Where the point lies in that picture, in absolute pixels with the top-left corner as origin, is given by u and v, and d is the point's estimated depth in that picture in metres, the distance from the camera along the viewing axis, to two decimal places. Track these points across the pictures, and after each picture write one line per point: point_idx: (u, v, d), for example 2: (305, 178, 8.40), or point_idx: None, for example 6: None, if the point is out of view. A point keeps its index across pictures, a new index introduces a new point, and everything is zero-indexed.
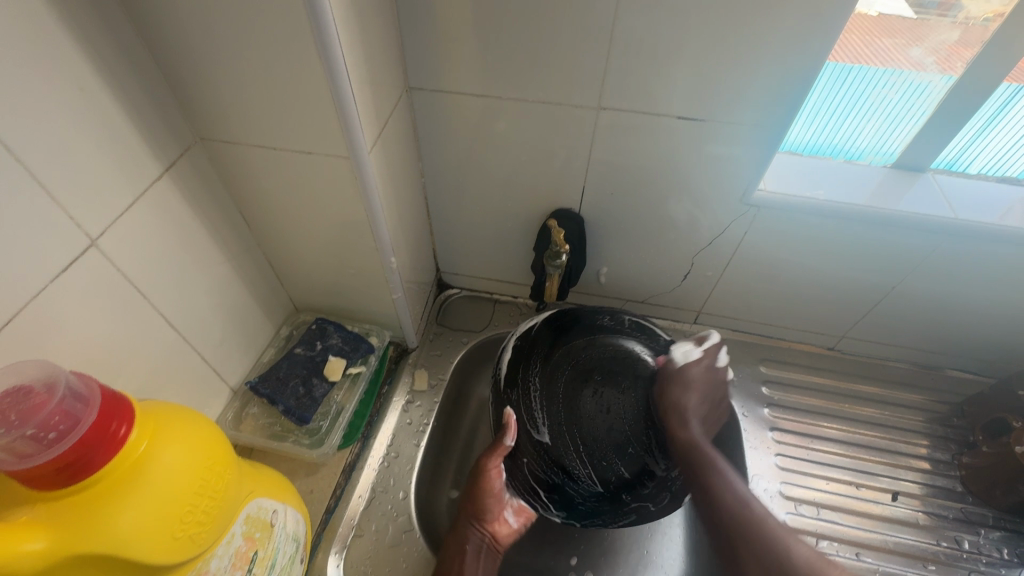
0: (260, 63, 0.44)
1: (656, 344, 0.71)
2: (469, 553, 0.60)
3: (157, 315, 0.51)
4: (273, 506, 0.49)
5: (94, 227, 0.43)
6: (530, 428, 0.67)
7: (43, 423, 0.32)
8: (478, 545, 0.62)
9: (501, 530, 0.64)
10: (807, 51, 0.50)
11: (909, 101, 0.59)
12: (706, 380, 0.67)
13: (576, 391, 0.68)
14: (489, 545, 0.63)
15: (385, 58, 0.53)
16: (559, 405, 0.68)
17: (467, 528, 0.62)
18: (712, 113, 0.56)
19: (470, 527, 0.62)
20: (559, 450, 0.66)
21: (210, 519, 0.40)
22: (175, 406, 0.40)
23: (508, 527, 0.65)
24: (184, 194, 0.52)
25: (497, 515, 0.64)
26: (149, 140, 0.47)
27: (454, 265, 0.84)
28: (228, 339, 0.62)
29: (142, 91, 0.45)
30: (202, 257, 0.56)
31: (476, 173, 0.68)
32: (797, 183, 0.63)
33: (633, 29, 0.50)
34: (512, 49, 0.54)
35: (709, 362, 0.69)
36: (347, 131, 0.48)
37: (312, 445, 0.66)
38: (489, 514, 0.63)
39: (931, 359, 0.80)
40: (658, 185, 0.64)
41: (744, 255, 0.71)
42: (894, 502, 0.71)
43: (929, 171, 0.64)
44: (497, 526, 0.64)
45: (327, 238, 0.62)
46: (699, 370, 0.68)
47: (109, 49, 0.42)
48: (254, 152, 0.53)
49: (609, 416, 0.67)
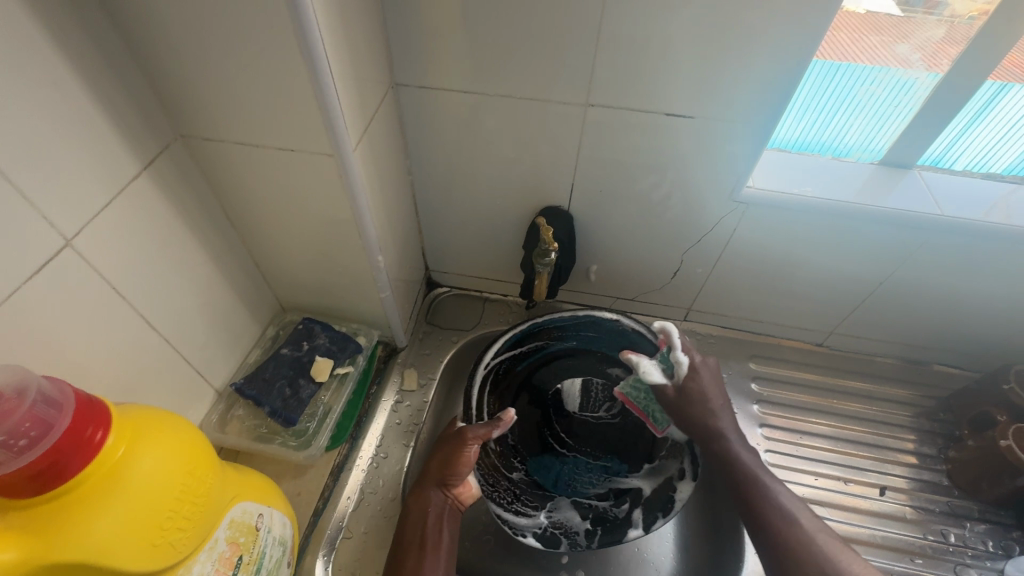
0: (239, 58, 0.43)
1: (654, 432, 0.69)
2: (432, 517, 0.58)
3: (137, 315, 0.50)
4: (257, 510, 0.48)
5: (69, 227, 0.42)
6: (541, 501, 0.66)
7: (12, 429, 0.30)
8: (440, 509, 0.59)
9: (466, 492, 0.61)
10: (796, 47, 0.49)
11: (896, 97, 0.59)
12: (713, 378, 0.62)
13: (607, 466, 0.69)
14: (453, 505, 0.60)
15: (370, 54, 0.52)
16: (571, 462, 0.69)
17: (432, 496, 0.60)
18: (700, 110, 0.56)
19: (434, 494, 0.60)
20: (501, 492, 0.65)
21: (192, 525, 0.39)
22: (157, 409, 0.39)
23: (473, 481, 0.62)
24: (164, 192, 0.51)
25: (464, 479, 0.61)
26: (126, 136, 0.46)
27: (443, 263, 0.83)
28: (212, 340, 0.61)
29: (117, 87, 0.44)
30: (183, 257, 0.55)
31: (465, 170, 0.67)
32: (785, 180, 0.63)
33: (621, 26, 0.50)
34: (499, 45, 0.54)
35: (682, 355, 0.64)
36: (331, 129, 0.47)
37: (299, 446, 0.65)
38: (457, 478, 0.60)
39: (917, 354, 0.81)
40: (646, 181, 0.64)
41: (733, 251, 0.70)
42: (882, 496, 0.71)
43: (915, 168, 0.65)
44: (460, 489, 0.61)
45: (312, 237, 0.61)
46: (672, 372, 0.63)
47: (82, 42, 0.40)
48: (236, 149, 0.52)
49: (595, 434, 0.71)
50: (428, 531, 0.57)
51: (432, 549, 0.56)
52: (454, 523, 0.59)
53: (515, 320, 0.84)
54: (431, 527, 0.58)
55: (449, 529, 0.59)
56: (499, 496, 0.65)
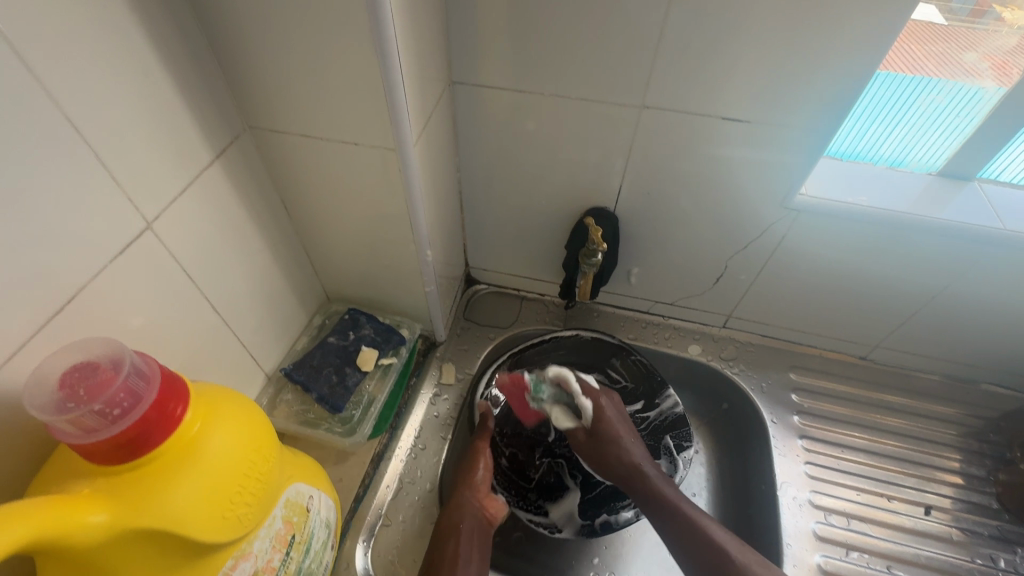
0: (311, 52, 0.45)
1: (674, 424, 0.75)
2: (463, 529, 0.62)
3: (202, 298, 0.52)
4: (309, 492, 0.50)
5: (150, 211, 0.44)
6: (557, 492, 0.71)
7: (109, 399, 0.32)
8: (472, 522, 0.63)
9: (493, 507, 0.65)
10: (863, 54, 0.49)
11: (960, 108, 0.57)
12: (618, 412, 0.69)
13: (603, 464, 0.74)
14: (482, 519, 0.64)
15: (433, 50, 0.53)
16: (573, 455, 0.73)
17: (464, 508, 0.63)
18: (758, 115, 0.55)
19: (466, 505, 0.63)
20: (527, 499, 0.71)
21: (256, 501, 0.40)
22: (226, 388, 0.41)
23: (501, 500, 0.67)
24: (231, 180, 0.53)
25: (485, 490, 0.66)
26: (202, 126, 0.48)
27: (483, 260, 0.84)
28: (265, 326, 0.63)
29: (197, 78, 0.46)
30: (244, 243, 0.56)
31: (513, 168, 0.68)
32: (840, 188, 0.62)
33: (684, 28, 0.50)
34: (558, 45, 0.54)
35: (592, 392, 0.69)
36: (395, 124, 0.49)
37: (345, 433, 0.65)
38: (482, 488, 0.65)
39: (966, 372, 0.78)
40: (696, 185, 0.64)
41: (781, 258, 0.69)
42: (926, 516, 0.70)
43: (974, 180, 0.63)
44: (486, 502, 0.65)
45: (364, 230, 0.62)
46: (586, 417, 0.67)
47: (169, 35, 0.42)
48: (300, 141, 0.53)
49: None
50: (461, 545, 0.60)
51: (465, 562, 0.60)
52: (483, 538, 0.63)
53: (552, 320, 0.85)
54: (463, 538, 0.61)
55: (478, 541, 0.62)
56: (525, 502, 0.70)
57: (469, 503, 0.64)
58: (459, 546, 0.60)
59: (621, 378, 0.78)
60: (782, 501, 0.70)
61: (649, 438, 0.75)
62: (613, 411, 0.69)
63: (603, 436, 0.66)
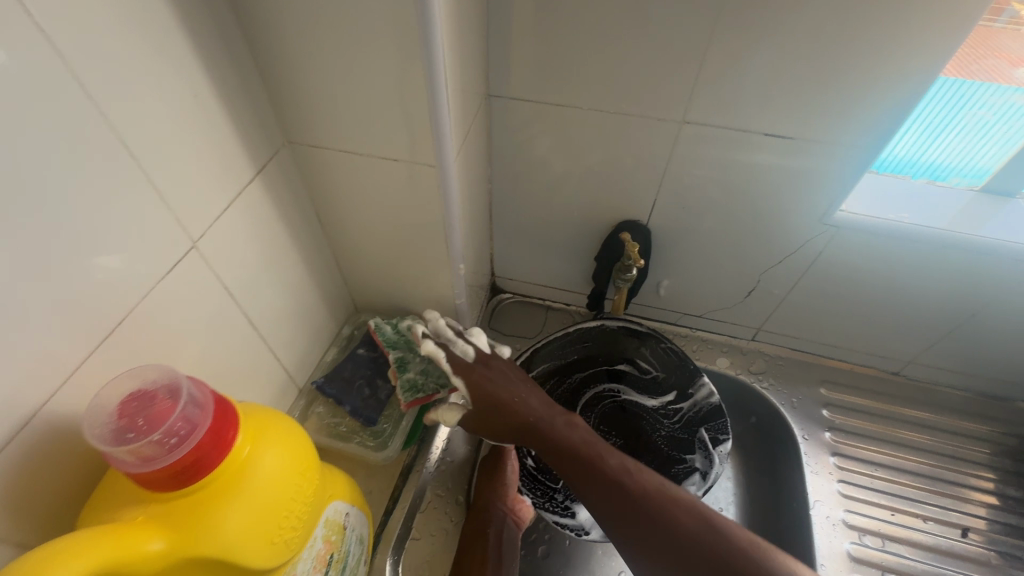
0: (356, 68, 0.44)
1: (707, 417, 0.72)
2: (491, 533, 0.64)
3: (240, 313, 0.52)
4: (346, 510, 0.50)
5: (196, 230, 0.44)
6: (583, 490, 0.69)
7: (167, 428, 0.32)
8: (500, 525, 0.65)
9: (521, 510, 0.67)
10: (916, 70, 0.47)
11: (1006, 122, 0.56)
12: (506, 369, 0.60)
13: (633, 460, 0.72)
14: (510, 522, 0.66)
15: (473, 64, 0.52)
16: None
17: (490, 514, 0.65)
18: (803, 131, 0.54)
19: (494, 510, 0.65)
20: (555, 501, 0.69)
21: (301, 525, 0.40)
22: (273, 409, 0.41)
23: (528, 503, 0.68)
24: (270, 195, 0.52)
25: (513, 494, 0.67)
26: (245, 142, 0.47)
27: (510, 270, 0.83)
28: (298, 338, 0.63)
29: (242, 94, 0.46)
30: (280, 257, 0.56)
31: (546, 180, 0.67)
32: (881, 205, 0.61)
33: (731, 43, 0.49)
34: (599, 59, 0.53)
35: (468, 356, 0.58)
36: (437, 140, 0.48)
37: (376, 447, 0.65)
38: (508, 492, 0.67)
39: (999, 390, 0.77)
40: (734, 200, 0.63)
41: (817, 273, 0.68)
42: (963, 538, 0.68)
43: (1019, 196, 0.62)
44: (514, 506, 0.67)
45: (399, 244, 0.62)
46: (471, 369, 0.57)
47: (217, 53, 0.42)
48: (339, 156, 0.53)
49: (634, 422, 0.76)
50: (489, 549, 0.62)
51: (493, 567, 0.61)
52: (511, 539, 0.65)
53: None
54: (492, 540, 0.63)
55: (507, 544, 0.64)
56: (552, 504, 0.68)
57: (497, 508, 0.66)
58: (488, 549, 0.62)
59: (650, 368, 0.77)
60: (815, 520, 0.69)
61: (682, 431, 0.73)
62: (505, 369, 0.60)
63: (492, 388, 0.58)
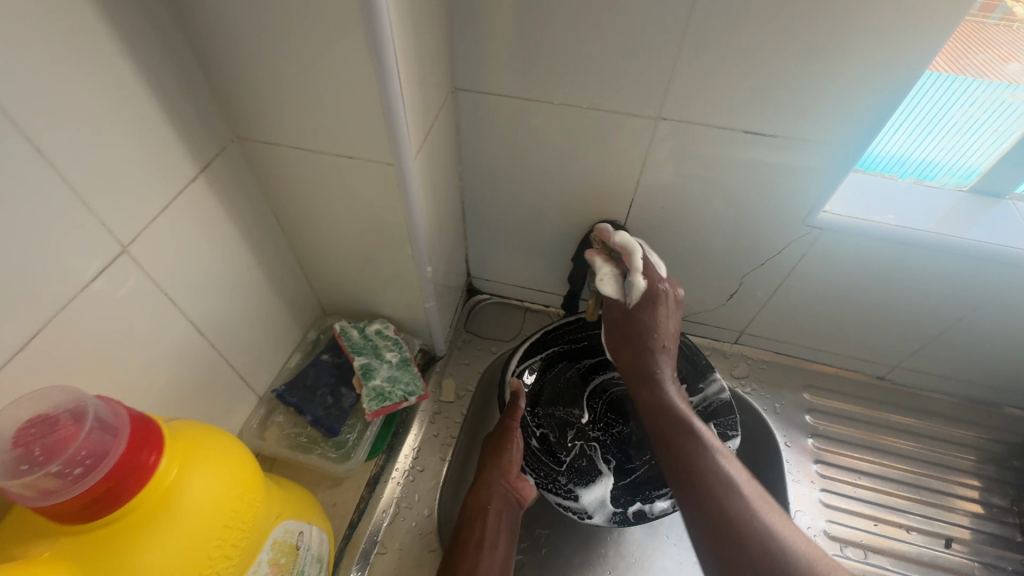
0: (302, 59, 0.41)
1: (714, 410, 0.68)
2: (491, 510, 0.60)
3: (185, 320, 0.49)
4: (299, 528, 0.47)
5: (126, 234, 0.41)
6: (587, 473, 0.65)
7: (69, 458, 0.29)
8: (501, 503, 0.61)
9: (522, 488, 0.63)
10: (900, 65, 0.45)
11: (996, 120, 0.53)
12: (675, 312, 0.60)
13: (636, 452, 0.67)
14: (511, 500, 0.62)
15: (435, 55, 0.49)
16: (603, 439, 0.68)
17: (490, 491, 0.61)
18: (783, 129, 0.52)
19: (494, 485, 0.62)
20: (558, 483, 0.64)
21: (238, 551, 0.37)
22: (209, 426, 0.38)
23: (530, 482, 0.64)
24: (218, 194, 0.49)
25: (515, 472, 0.64)
26: (185, 139, 0.44)
27: (486, 271, 0.81)
28: (255, 345, 0.60)
29: (179, 87, 0.42)
30: (232, 260, 0.53)
31: (519, 178, 0.65)
32: (865, 207, 0.59)
33: (706, 36, 0.46)
34: (569, 53, 0.50)
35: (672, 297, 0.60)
36: (393, 137, 0.45)
37: (338, 458, 0.63)
38: (512, 467, 0.63)
39: (985, 395, 0.75)
40: (713, 200, 0.60)
41: (800, 277, 0.66)
42: (947, 549, 0.67)
43: (1008, 198, 0.60)
44: (516, 483, 0.63)
45: (362, 245, 0.59)
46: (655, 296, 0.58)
47: (147, 43, 0.39)
48: (292, 153, 0.50)
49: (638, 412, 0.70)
50: (487, 527, 0.59)
51: (491, 546, 0.58)
52: (511, 517, 0.61)
53: None
54: (490, 518, 0.60)
55: (507, 523, 0.60)
56: (555, 485, 0.64)
57: (498, 484, 0.62)
58: (485, 527, 0.59)
59: None
60: None
61: None
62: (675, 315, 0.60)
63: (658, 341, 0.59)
